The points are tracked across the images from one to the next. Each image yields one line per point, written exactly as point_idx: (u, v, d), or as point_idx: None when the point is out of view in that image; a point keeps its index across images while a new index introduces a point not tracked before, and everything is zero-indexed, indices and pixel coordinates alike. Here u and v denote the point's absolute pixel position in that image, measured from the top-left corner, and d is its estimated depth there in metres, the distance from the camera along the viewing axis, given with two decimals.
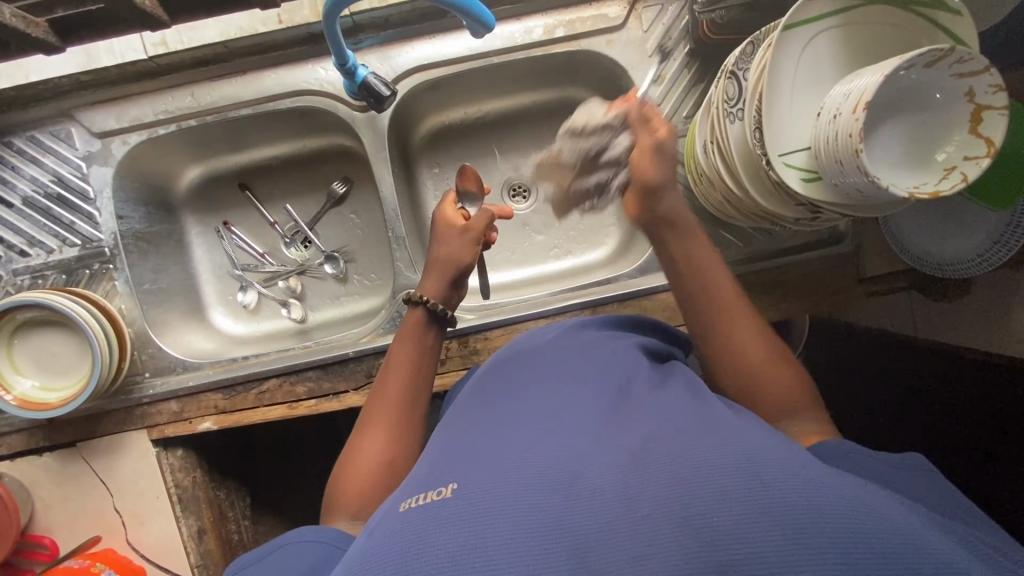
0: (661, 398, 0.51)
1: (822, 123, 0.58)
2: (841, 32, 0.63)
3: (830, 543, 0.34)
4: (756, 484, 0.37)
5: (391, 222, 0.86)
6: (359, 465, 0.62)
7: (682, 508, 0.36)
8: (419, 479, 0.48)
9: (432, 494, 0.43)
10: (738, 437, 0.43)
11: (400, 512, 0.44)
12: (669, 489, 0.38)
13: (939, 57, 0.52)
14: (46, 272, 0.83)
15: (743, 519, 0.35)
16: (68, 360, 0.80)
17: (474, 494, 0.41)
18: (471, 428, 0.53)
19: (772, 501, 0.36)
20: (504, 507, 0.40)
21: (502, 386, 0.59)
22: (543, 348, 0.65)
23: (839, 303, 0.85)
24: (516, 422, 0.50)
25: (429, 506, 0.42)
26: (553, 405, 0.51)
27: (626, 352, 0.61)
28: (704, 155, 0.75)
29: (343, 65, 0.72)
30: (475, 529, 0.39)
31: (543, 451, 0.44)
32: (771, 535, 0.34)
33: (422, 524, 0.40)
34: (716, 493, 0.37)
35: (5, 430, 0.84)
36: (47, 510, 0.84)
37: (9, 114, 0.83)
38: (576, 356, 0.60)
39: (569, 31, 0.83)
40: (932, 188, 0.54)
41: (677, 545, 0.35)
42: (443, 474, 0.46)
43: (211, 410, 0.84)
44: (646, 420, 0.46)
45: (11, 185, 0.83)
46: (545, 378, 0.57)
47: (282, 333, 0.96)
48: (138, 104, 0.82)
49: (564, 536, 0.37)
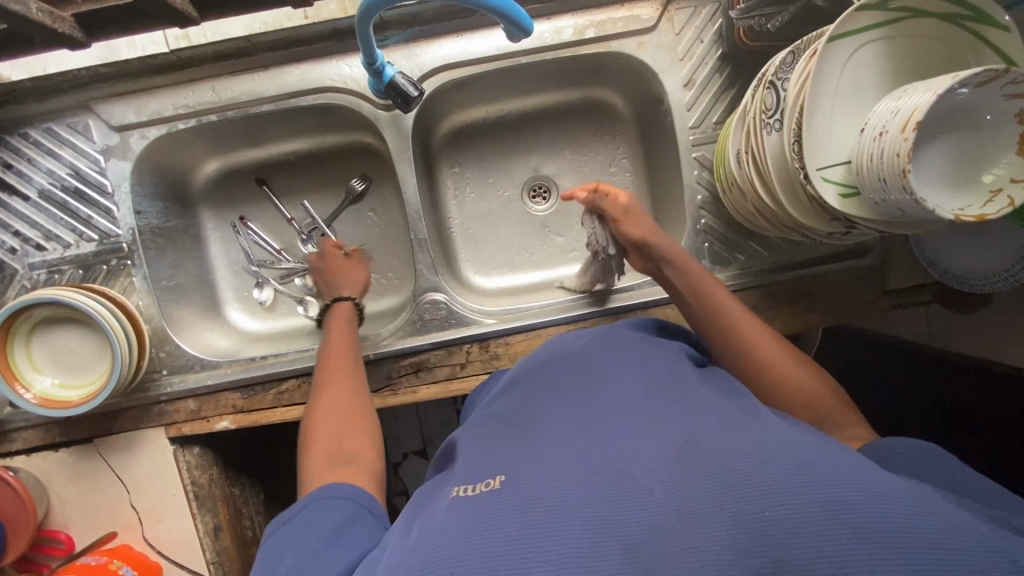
0: (697, 396, 0.51)
1: (866, 140, 0.57)
2: (887, 44, 0.62)
3: (879, 534, 0.33)
4: (804, 475, 0.37)
5: (414, 224, 0.84)
6: (331, 445, 0.61)
7: (730, 501, 0.36)
8: (461, 471, 0.49)
9: (480, 486, 0.44)
10: (776, 437, 0.42)
11: (449, 500, 0.45)
12: (716, 478, 0.38)
13: (992, 78, 0.51)
14: (62, 266, 0.82)
15: (793, 513, 0.35)
16: (85, 358, 0.78)
17: (524, 485, 0.42)
18: (511, 429, 0.53)
19: (823, 496, 0.35)
20: (555, 498, 0.40)
21: (535, 390, 0.59)
22: (572, 351, 0.64)
23: (863, 315, 0.85)
24: (557, 423, 0.50)
25: (478, 497, 0.43)
26: (593, 405, 0.51)
27: (659, 352, 0.61)
28: (737, 164, 0.74)
29: (371, 64, 0.70)
30: (526, 518, 0.39)
31: (586, 450, 0.45)
32: (823, 526, 0.34)
33: (473, 513, 0.41)
34: (765, 488, 0.36)
35: (21, 425, 0.84)
36: (64, 505, 0.84)
37: (24, 105, 0.80)
38: (610, 353, 0.60)
39: (600, 32, 0.81)
40: (978, 211, 0.53)
41: (730, 538, 0.35)
42: (488, 465, 0.47)
43: (229, 410, 0.84)
44: (686, 415, 0.47)
45: (27, 178, 0.81)
46: (581, 380, 0.57)
47: (299, 331, 0.95)
48: (158, 98, 0.80)
49: (612, 531, 0.38)
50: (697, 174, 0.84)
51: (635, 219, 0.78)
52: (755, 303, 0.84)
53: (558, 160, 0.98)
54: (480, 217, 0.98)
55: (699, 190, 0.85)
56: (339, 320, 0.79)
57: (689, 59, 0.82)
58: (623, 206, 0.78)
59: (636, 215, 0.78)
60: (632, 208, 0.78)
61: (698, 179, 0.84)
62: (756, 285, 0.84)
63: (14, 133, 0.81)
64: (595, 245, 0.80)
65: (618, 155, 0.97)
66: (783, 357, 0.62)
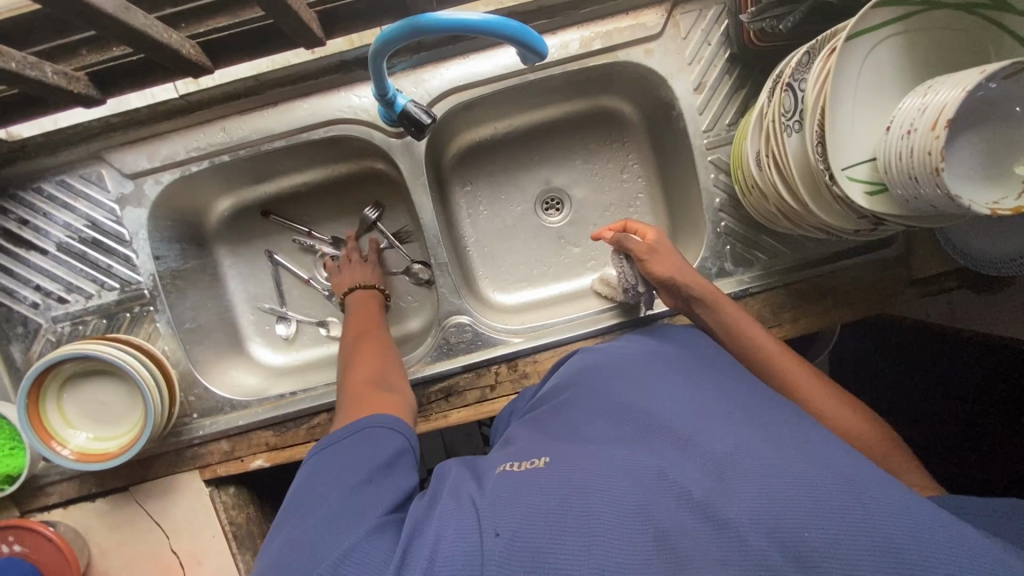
0: (742, 408, 0.51)
1: (892, 138, 0.57)
2: (905, 38, 0.61)
3: (936, 566, 0.33)
4: (855, 505, 0.37)
5: (433, 248, 0.84)
6: (372, 394, 0.65)
7: (769, 518, 0.37)
8: (515, 452, 0.52)
9: (526, 463, 0.48)
10: (831, 459, 0.41)
11: (497, 473, 0.48)
12: (760, 495, 0.38)
13: (1019, 69, 0.50)
14: (86, 317, 0.82)
15: (837, 539, 0.35)
16: (117, 408, 0.78)
17: (567, 468, 0.44)
18: (560, 427, 0.53)
19: (878, 528, 0.35)
20: (598, 483, 0.42)
21: (580, 391, 0.59)
22: (615, 356, 0.64)
23: (891, 306, 0.84)
24: (606, 422, 0.51)
25: (525, 473, 0.46)
26: (638, 403, 0.52)
27: (700, 363, 0.60)
28: (756, 167, 0.73)
29: (383, 96, 0.69)
30: (566, 498, 0.41)
31: (631, 449, 0.46)
32: (867, 558, 0.34)
33: (518, 484, 0.44)
34: (809, 512, 0.37)
35: (55, 478, 0.84)
36: (104, 555, 0.83)
37: (35, 159, 0.80)
38: (654, 361, 0.60)
39: (607, 43, 0.80)
40: (1013, 204, 0.52)
41: (762, 550, 0.36)
42: (539, 448, 0.50)
43: (263, 447, 0.83)
44: (733, 423, 0.47)
45: (44, 232, 0.81)
46: (624, 382, 0.57)
47: (326, 360, 0.95)
48: (169, 142, 0.80)
49: (648, 520, 0.38)
50: (713, 177, 0.83)
51: (665, 254, 0.75)
52: (782, 302, 0.83)
53: (569, 171, 0.98)
54: (495, 233, 0.97)
55: (717, 192, 0.84)
56: (363, 306, 0.84)
57: (698, 63, 0.81)
58: (649, 245, 0.76)
59: (662, 253, 0.75)
60: (662, 242, 0.76)
61: (716, 182, 0.83)
62: (782, 284, 0.83)
63: (28, 187, 0.81)
64: (625, 284, 0.80)
65: (629, 162, 0.97)
66: (840, 408, 0.62)
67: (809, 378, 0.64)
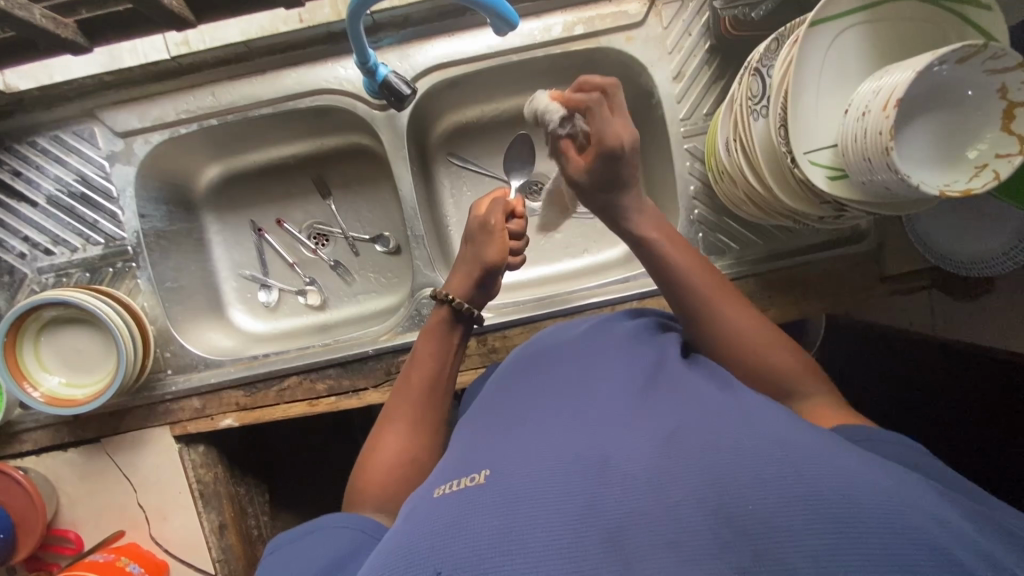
0: (685, 384, 0.52)
1: (850, 120, 0.58)
2: (868, 27, 0.62)
3: (866, 527, 0.33)
4: (787, 467, 0.38)
5: (409, 220, 0.86)
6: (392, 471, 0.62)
7: (714, 494, 0.37)
8: (452, 468, 0.50)
9: (466, 481, 0.45)
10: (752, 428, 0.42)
11: (434, 497, 0.46)
12: (701, 473, 0.39)
13: (970, 54, 0.51)
14: (70, 270, 0.84)
15: (778, 507, 0.36)
16: (92, 358, 0.80)
17: (505, 479, 0.43)
18: (493, 429, 0.53)
19: (805, 483, 0.36)
20: (535, 487, 0.41)
21: (529, 381, 0.60)
22: (573, 348, 0.63)
23: (860, 302, 0.85)
24: (550, 412, 0.51)
25: (462, 492, 0.43)
26: (587, 394, 0.52)
27: (653, 343, 0.61)
28: (727, 153, 0.75)
29: (364, 64, 0.72)
30: (511, 512, 0.40)
31: (572, 436, 0.46)
32: (803, 518, 0.35)
33: (459, 508, 0.42)
34: (751, 481, 0.37)
35: (29, 426, 0.86)
36: (72, 505, 0.85)
37: (33, 115, 0.84)
38: (597, 352, 0.60)
39: (589, 28, 0.83)
40: (964, 186, 0.54)
41: (712, 531, 0.35)
42: (474, 462, 0.48)
43: (233, 407, 0.85)
44: (678, 406, 0.48)
45: (35, 185, 0.84)
46: (575, 375, 0.57)
47: (303, 329, 0.96)
48: (160, 103, 0.83)
49: (593, 522, 0.38)
50: (689, 165, 0.85)
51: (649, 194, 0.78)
52: (751, 291, 0.84)
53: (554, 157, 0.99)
54: None
55: (692, 180, 0.85)
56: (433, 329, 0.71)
57: (678, 52, 0.83)
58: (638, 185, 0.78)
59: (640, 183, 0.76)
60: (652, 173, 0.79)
61: (691, 170, 0.85)
62: (752, 274, 0.84)
63: (24, 141, 0.84)
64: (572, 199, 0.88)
65: None
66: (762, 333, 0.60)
67: (775, 346, 0.59)
